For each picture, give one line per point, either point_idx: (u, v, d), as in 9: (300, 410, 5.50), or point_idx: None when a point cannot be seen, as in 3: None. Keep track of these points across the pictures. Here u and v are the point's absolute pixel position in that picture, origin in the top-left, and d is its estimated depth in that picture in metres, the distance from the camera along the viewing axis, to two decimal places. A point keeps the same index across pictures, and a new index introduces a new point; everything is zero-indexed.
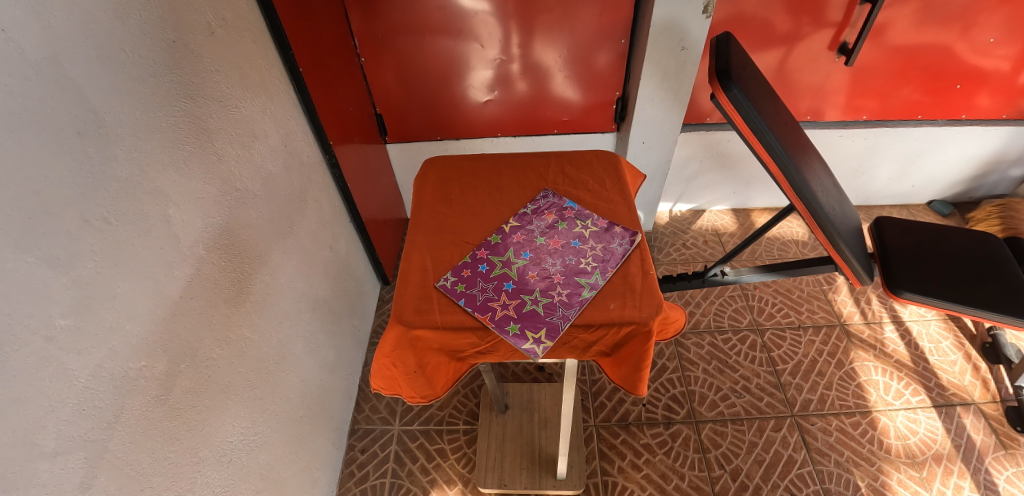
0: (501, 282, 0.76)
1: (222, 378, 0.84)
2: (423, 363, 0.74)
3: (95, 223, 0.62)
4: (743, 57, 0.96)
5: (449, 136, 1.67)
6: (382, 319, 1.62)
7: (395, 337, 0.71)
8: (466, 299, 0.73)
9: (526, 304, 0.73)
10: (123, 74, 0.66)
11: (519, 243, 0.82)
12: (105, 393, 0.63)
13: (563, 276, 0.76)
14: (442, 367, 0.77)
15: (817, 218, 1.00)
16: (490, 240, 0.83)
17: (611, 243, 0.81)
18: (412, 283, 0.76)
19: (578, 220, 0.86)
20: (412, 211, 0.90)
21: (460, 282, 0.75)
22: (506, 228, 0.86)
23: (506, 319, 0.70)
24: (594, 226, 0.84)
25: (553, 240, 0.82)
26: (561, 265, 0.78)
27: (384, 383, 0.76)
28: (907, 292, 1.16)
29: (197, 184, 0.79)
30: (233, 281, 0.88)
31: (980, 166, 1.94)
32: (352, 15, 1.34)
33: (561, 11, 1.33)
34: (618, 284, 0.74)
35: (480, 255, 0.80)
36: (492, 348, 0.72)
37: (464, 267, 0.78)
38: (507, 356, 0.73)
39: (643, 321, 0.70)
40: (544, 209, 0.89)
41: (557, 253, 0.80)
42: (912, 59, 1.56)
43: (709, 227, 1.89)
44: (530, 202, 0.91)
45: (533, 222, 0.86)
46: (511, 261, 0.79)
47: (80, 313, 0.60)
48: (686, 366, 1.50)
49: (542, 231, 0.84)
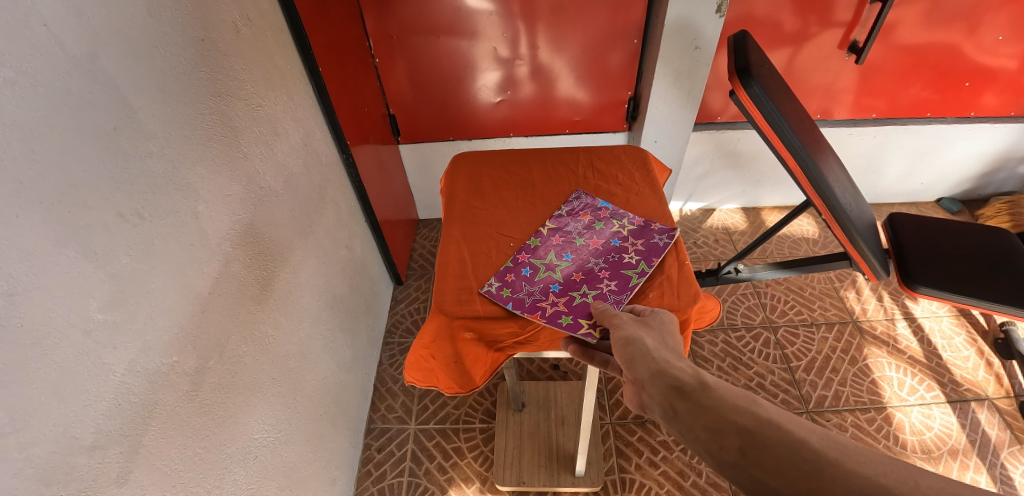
0: (547, 284, 0.76)
1: (248, 374, 0.85)
2: (462, 353, 0.73)
3: (130, 218, 0.62)
4: (760, 54, 0.97)
5: (462, 136, 1.68)
6: (396, 319, 1.62)
7: (436, 326, 0.73)
8: (515, 303, 0.73)
9: (576, 299, 0.73)
10: (156, 72, 0.66)
11: (559, 245, 0.83)
12: (139, 387, 0.63)
13: (610, 273, 0.77)
14: (481, 358, 0.74)
15: (836, 214, 1.00)
16: (528, 243, 0.83)
17: (652, 238, 0.81)
18: (450, 274, 0.78)
19: (614, 219, 0.87)
20: (446, 203, 0.91)
21: (506, 287, 0.75)
22: (543, 230, 0.86)
23: (558, 315, 0.71)
24: (631, 225, 0.85)
25: (593, 240, 0.83)
26: (605, 262, 0.79)
27: (418, 376, 0.77)
28: (923, 286, 1.16)
29: (224, 181, 0.79)
30: (258, 279, 0.88)
31: (989, 164, 1.95)
32: (367, 16, 1.35)
33: (574, 12, 1.34)
34: (658, 277, 0.75)
35: (521, 259, 0.80)
36: (532, 338, 0.73)
37: (508, 272, 0.78)
38: (545, 347, 0.74)
39: (683, 309, 0.71)
40: (579, 210, 0.89)
41: (600, 252, 0.81)
42: (921, 58, 1.57)
43: (719, 225, 1.90)
44: (563, 203, 0.91)
45: (569, 223, 0.87)
46: (553, 263, 0.80)
47: (116, 307, 0.60)
48: (701, 364, 1.50)
49: (580, 232, 0.85)
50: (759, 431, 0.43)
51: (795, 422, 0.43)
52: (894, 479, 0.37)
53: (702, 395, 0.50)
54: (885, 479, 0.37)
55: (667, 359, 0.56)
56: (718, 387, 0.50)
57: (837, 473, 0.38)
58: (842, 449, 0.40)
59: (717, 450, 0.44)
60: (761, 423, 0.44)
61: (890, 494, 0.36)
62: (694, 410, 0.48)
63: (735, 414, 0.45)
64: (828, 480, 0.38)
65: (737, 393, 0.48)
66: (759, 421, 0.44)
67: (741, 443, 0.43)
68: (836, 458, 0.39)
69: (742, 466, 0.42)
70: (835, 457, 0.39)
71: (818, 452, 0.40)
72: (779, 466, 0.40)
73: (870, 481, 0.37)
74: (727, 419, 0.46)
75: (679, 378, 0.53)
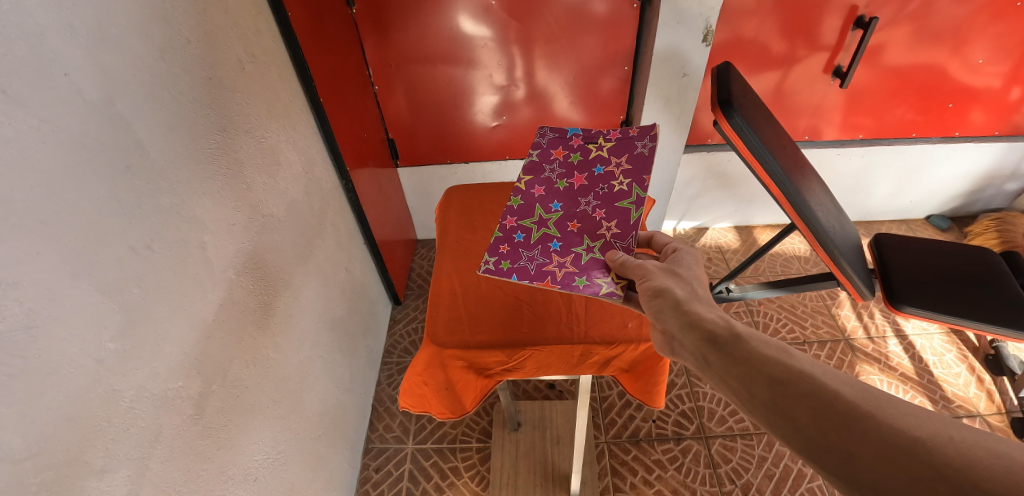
0: (547, 244, 0.81)
1: (249, 397, 0.87)
2: (452, 381, 0.79)
3: (141, 251, 0.65)
4: (742, 85, 1.02)
5: (459, 159, 1.73)
6: (395, 339, 1.65)
7: (428, 357, 0.77)
8: (518, 273, 0.77)
9: (582, 255, 0.78)
10: (168, 112, 0.70)
11: (544, 196, 0.88)
12: (146, 412, 0.66)
13: (607, 210, 0.83)
14: (470, 386, 0.81)
15: (818, 237, 1.04)
16: (512, 206, 0.88)
17: (634, 151, 0.88)
18: (442, 305, 0.83)
19: (589, 145, 0.93)
20: (438, 234, 0.97)
21: (502, 260, 0.80)
22: (522, 185, 0.90)
23: (571, 277, 0.75)
24: (609, 145, 0.91)
25: (577, 179, 0.88)
26: (597, 200, 0.84)
27: (412, 401, 0.81)
28: (909, 306, 1.19)
29: (229, 212, 0.83)
30: (260, 304, 0.91)
31: (976, 181, 1.99)
32: (367, 45, 1.40)
33: (567, 40, 1.39)
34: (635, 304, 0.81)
35: (512, 225, 0.85)
36: (518, 366, 0.79)
37: (501, 245, 0.83)
38: (531, 373, 0.80)
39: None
40: (553, 149, 0.94)
41: (588, 190, 0.86)
42: (904, 80, 1.62)
43: (713, 244, 1.93)
44: (534, 148, 0.96)
45: (546, 168, 0.92)
46: (545, 217, 0.85)
47: (126, 336, 0.63)
48: (695, 382, 1.52)
49: (559, 175, 0.90)
50: (792, 382, 0.48)
51: (828, 375, 0.48)
52: (931, 432, 0.40)
53: (734, 347, 0.55)
54: (922, 433, 0.41)
55: (697, 310, 0.61)
56: (749, 338, 0.55)
57: (872, 425, 0.42)
58: (876, 401, 0.44)
59: (750, 396, 0.50)
60: (794, 375, 0.49)
61: (925, 446, 0.39)
62: (725, 358, 0.54)
63: (768, 366, 0.51)
64: (862, 430, 0.42)
65: (769, 345, 0.54)
66: (792, 373, 0.49)
67: (772, 393, 0.49)
68: (871, 411, 0.43)
69: (773, 412, 0.48)
70: (868, 409, 0.43)
71: (852, 404, 0.44)
72: (810, 415, 0.45)
73: (906, 435, 0.40)
74: (760, 370, 0.51)
75: (712, 331, 0.58)
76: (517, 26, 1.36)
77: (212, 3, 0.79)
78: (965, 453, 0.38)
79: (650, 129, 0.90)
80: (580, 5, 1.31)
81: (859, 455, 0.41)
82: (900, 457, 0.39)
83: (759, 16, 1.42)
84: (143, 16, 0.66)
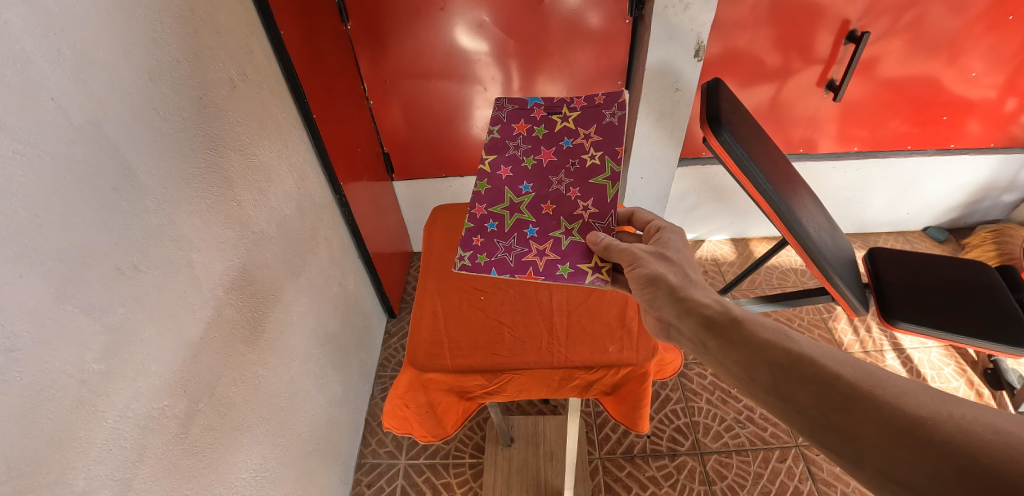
0: (523, 231, 0.83)
1: (237, 414, 0.87)
2: (434, 403, 0.86)
3: (127, 271, 0.66)
4: (731, 102, 1.02)
5: (454, 173, 1.73)
6: (389, 352, 1.65)
7: (408, 379, 0.83)
8: (497, 267, 0.80)
9: (561, 241, 0.81)
10: (157, 133, 0.71)
11: (512, 177, 0.87)
12: (129, 433, 0.66)
13: (581, 188, 0.84)
14: (452, 407, 0.89)
15: (810, 253, 1.04)
16: (479, 191, 0.87)
17: (603, 120, 0.87)
18: (423, 329, 0.88)
19: (552, 116, 0.91)
20: (425, 253, 1.04)
21: (478, 255, 0.81)
22: (487, 167, 0.88)
23: (553, 265, 0.79)
24: (576, 114, 0.90)
25: (545, 155, 0.88)
26: (570, 177, 0.85)
27: (395, 422, 0.86)
28: (903, 321, 1.19)
29: (218, 230, 0.83)
30: (249, 321, 0.91)
31: (973, 194, 1.99)
32: (361, 61, 1.41)
33: (560, 56, 1.40)
34: (616, 329, 0.87)
35: (482, 214, 0.85)
36: (498, 390, 0.86)
37: (473, 237, 0.83)
38: (511, 396, 0.87)
39: (640, 363, 0.82)
40: (515, 120, 0.92)
41: (558, 167, 0.87)
42: (898, 93, 1.62)
43: (709, 256, 1.93)
44: (493, 122, 0.93)
45: (510, 145, 0.90)
46: (516, 201, 0.85)
47: (110, 357, 0.63)
48: (690, 396, 1.51)
49: (524, 152, 0.89)
50: (792, 365, 0.55)
51: (826, 356, 0.54)
52: (932, 411, 0.45)
53: (731, 332, 0.62)
54: (923, 412, 0.45)
55: (694, 298, 0.69)
56: (744, 322, 0.62)
57: (872, 404, 0.48)
58: (873, 381, 0.49)
59: (751, 378, 0.57)
60: (793, 358, 0.55)
61: (926, 424, 0.44)
62: (723, 342, 0.62)
63: (768, 350, 0.57)
64: (863, 409, 0.48)
65: (766, 328, 0.60)
66: (792, 356, 0.55)
67: (772, 376, 0.55)
68: (870, 391, 0.49)
69: (773, 392, 0.55)
70: (867, 389, 0.49)
71: (851, 385, 0.50)
72: (809, 395, 0.52)
73: (908, 415, 0.45)
74: (759, 353, 0.58)
75: (710, 317, 0.66)
76: (514, 44, 1.38)
77: (203, 23, 0.80)
78: (965, 430, 0.43)
79: (616, 95, 0.89)
80: (573, 21, 1.32)
81: (859, 434, 0.47)
82: (901, 435, 0.45)
83: (752, 29, 1.43)
84: (132, 38, 0.66)
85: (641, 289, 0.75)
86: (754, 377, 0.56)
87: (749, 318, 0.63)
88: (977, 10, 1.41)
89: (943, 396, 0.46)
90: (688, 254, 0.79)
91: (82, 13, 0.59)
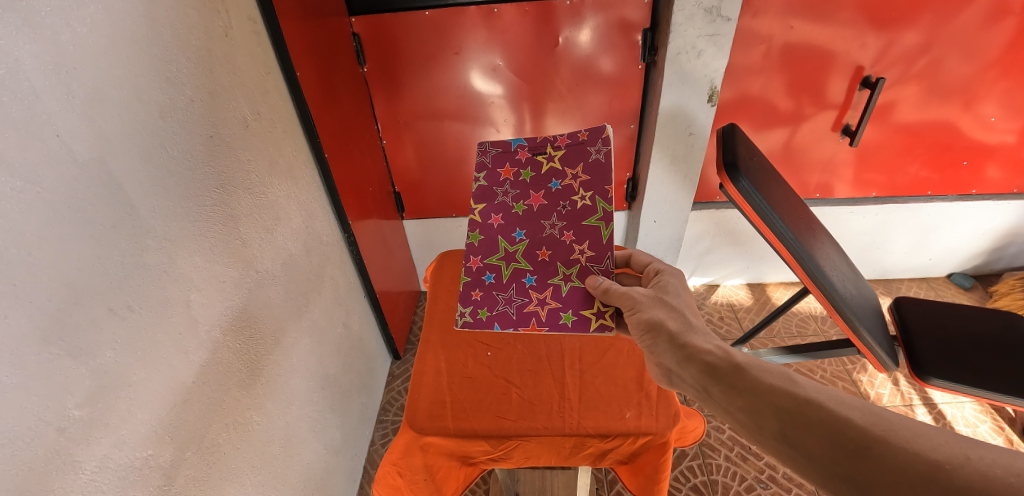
0: (521, 280, 0.81)
1: (226, 463, 0.82)
2: (433, 470, 0.80)
3: (120, 312, 0.63)
4: (748, 146, 1.00)
5: (465, 213, 1.72)
6: (392, 396, 1.61)
7: (406, 442, 0.79)
8: (499, 321, 0.78)
9: (561, 288, 0.80)
10: (162, 171, 0.69)
11: (503, 225, 0.84)
12: (107, 485, 0.62)
13: (576, 231, 0.82)
14: (452, 473, 0.83)
15: (834, 303, 0.99)
16: (472, 243, 0.84)
17: (589, 158, 0.84)
18: (425, 387, 0.85)
19: (538, 157, 0.88)
20: (429, 302, 1.01)
21: (478, 310, 0.80)
22: (477, 217, 0.85)
23: (555, 315, 0.78)
24: (560, 152, 0.87)
25: (534, 199, 0.85)
26: (563, 219, 0.83)
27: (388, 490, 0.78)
28: (935, 378, 1.12)
29: (220, 269, 0.81)
30: (245, 363, 0.87)
31: (997, 239, 1.93)
32: (375, 102, 1.43)
33: (571, 98, 1.40)
34: (634, 394, 0.82)
35: (478, 266, 0.83)
36: (504, 456, 0.80)
37: (471, 291, 0.81)
38: (518, 462, 0.81)
39: (659, 432, 0.77)
40: (500, 163, 0.89)
41: (549, 210, 0.84)
42: (916, 138, 1.60)
43: (724, 301, 1.88)
44: (479, 169, 0.89)
45: (498, 192, 0.87)
46: (511, 250, 0.83)
47: (94, 403, 0.60)
48: (707, 452, 1.43)
49: (513, 198, 0.86)
50: (799, 410, 0.50)
51: (834, 401, 0.50)
52: (949, 455, 0.42)
53: (732, 378, 0.58)
54: (939, 456, 0.42)
55: (693, 342, 0.65)
56: (747, 367, 0.58)
57: (884, 451, 0.44)
58: (885, 426, 0.46)
59: (757, 426, 0.53)
60: (800, 403, 0.51)
61: (943, 470, 0.41)
62: (726, 388, 0.58)
63: (772, 395, 0.53)
64: (876, 458, 0.44)
65: (770, 373, 0.56)
66: (799, 402, 0.51)
67: (780, 423, 0.51)
68: (882, 436, 0.45)
69: (782, 442, 0.50)
70: (881, 435, 0.45)
71: (862, 431, 0.46)
72: (821, 444, 0.47)
73: (924, 460, 0.42)
74: (765, 399, 0.53)
75: (710, 362, 0.62)
76: (528, 87, 1.39)
77: (219, 63, 0.81)
78: (984, 474, 0.39)
79: (599, 129, 0.85)
80: (586, 66, 1.33)
81: (876, 482, 0.43)
82: (919, 482, 0.41)
83: (765, 74, 1.42)
84: (146, 77, 0.66)
85: (638, 333, 0.72)
86: (759, 425, 0.52)
87: (751, 363, 0.59)
88: (993, 55, 1.39)
89: (958, 439, 0.43)
90: (688, 299, 0.75)
91: (93, 52, 0.59)
